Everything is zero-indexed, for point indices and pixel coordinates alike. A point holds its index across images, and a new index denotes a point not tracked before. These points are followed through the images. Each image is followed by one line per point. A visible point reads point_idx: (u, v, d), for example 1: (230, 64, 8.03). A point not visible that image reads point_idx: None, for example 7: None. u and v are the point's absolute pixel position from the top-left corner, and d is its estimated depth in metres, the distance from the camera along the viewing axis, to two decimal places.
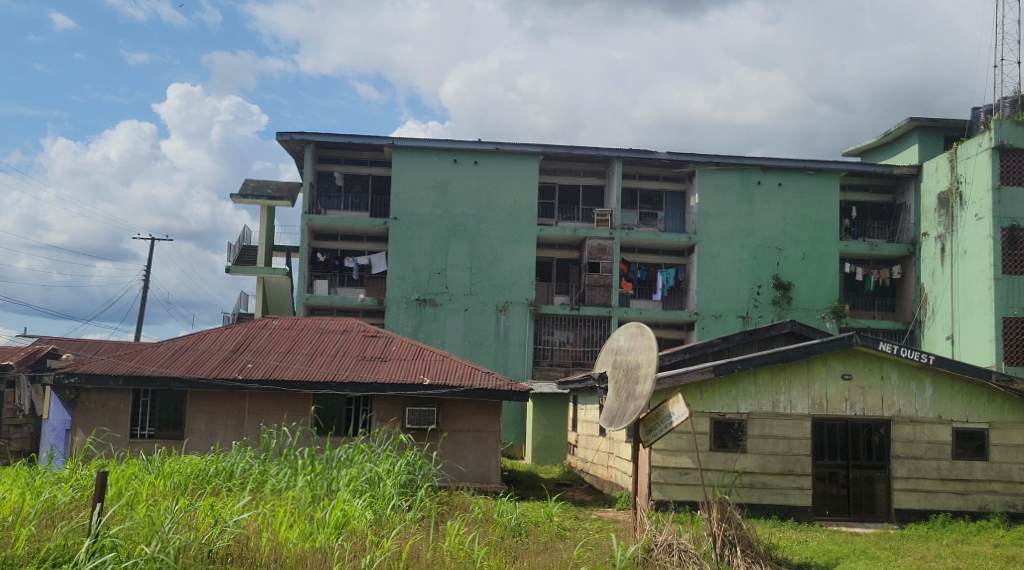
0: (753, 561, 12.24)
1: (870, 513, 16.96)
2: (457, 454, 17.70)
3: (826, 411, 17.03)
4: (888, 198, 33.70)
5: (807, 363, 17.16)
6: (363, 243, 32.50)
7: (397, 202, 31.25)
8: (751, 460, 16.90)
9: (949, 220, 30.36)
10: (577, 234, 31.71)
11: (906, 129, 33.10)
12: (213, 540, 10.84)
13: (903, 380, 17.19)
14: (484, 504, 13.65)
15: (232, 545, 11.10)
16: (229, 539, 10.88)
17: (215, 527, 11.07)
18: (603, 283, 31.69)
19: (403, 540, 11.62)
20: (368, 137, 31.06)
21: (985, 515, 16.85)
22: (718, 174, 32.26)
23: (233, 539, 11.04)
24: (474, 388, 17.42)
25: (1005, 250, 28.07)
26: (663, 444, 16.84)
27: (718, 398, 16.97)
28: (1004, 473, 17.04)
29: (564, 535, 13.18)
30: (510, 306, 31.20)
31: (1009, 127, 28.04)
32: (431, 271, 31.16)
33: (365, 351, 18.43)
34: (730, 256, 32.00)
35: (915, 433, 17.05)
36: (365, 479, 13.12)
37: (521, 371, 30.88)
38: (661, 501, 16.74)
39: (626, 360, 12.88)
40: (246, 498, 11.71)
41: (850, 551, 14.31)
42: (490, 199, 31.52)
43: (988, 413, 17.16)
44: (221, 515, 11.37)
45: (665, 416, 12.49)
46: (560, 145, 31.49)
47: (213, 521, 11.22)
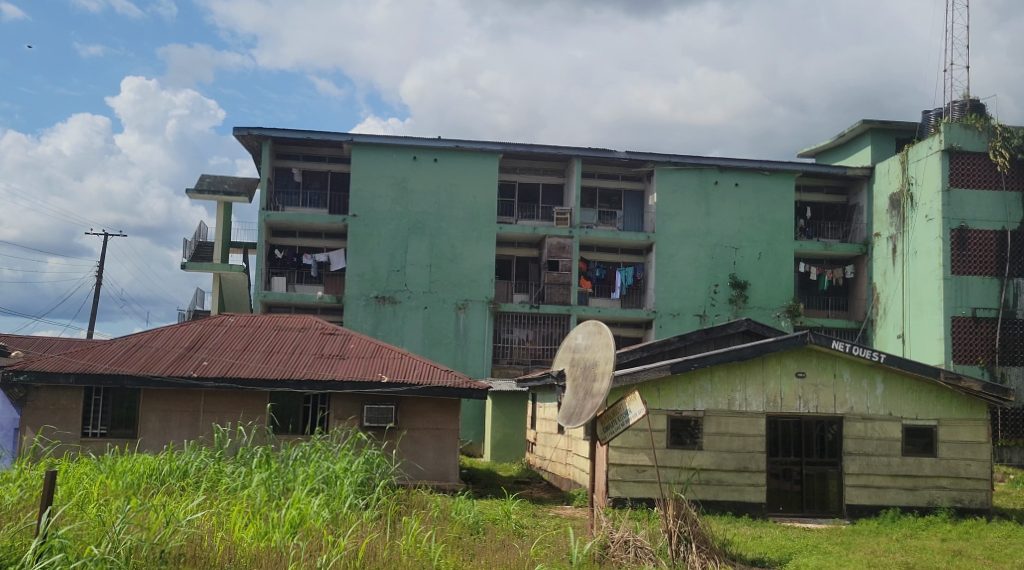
0: (708, 558, 12.46)
1: (822, 509, 17.27)
2: (416, 453, 17.81)
3: (780, 409, 17.32)
4: (842, 199, 34.24)
5: (762, 361, 17.43)
6: (321, 240, 32.44)
7: (356, 199, 31.25)
8: (707, 457, 17.13)
9: (900, 221, 30.89)
10: (537, 232, 31.87)
11: (859, 130, 33.61)
12: (165, 540, 10.83)
13: (855, 377, 17.53)
14: (442, 501, 13.74)
15: (186, 545, 11.12)
16: (182, 538, 10.88)
17: (167, 527, 11.06)
18: (562, 281, 31.91)
19: (359, 538, 11.67)
20: (326, 133, 31.01)
21: (933, 510, 17.23)
22: (675, 173, 32.55)
23: (186, 539, 11.06)
24: (432, 386, 17.51)
25: (954, 250, 28.57)
26: (620, 442, 17.03)
27: (674, 396, 17.19)
28: (952, 468, 17.41)
29: (522, 532, 13.31)
30: (469, 304, 31.30)
31: (958, 130, 28.55)
32: (390, 268, 31.18)
33: (323, 348, 18.45)
34: (687, 255, 32.32)
35: (866, 430, 17.39)
36: (321, 478, 13.15)
37: (479, 369, 31.02)
38: (618, 498, 16.93)
39: (584, 358, 13.04)
40: (199, 497, 11.72)
41: (803, 546, 14.57)
42: (449, 197, 31.59)
43: (937, 411, 17.55)
44: (174, 514, 11.38)
45: (621, 414, 12.66)
46: (519, 142, 31.63)
47: (165, 521, 11.21)
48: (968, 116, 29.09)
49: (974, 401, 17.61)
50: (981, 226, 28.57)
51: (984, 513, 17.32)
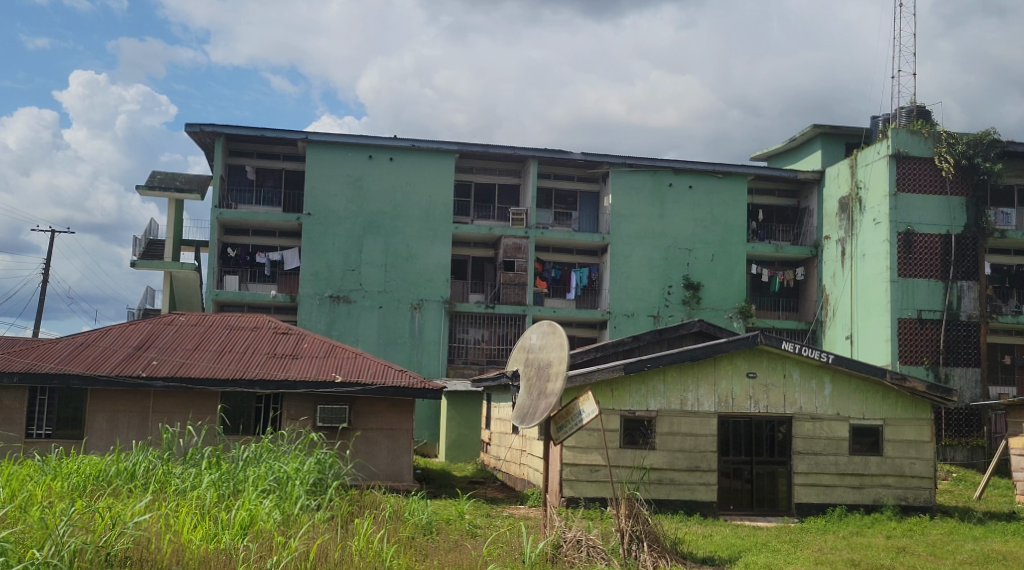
0: (659, 556, 12.64)
1: (772, 507, 17.53)
2: (369, 454, 17.85)
3: (731, 409, 17.57)
4: (793, 202, 34.74)
5: (713, 361, 17.67)
6: (275, 239, 32.30)
7: (311, 198, 31.18)
8: (660, 457, 17.34)
9: (849, 224, 31.38)
10: (492, 232, 32.01)
11: (809, 134, 34.14)
12: (111, 543, 10.78)
13: (804, 378, 17.83)
14: (394, 502, 13.80)
15: (132, 547, 11.06)
16: (128, 541, 10.84)
17: (113, 530, 11.03)
18: (518, 281, 32.07)
19: (311, 540, 11.70)
20: (280, 131, 30.89)
21: (879, 508, 17.58)
22: (630, 175, 32.79)
23: (132, 542, 11.01)
24: (387, 386, 17.56)
25: (901, 253, 29.02)
26: (574, 442, 17.18)
27: (628, 396, 17.36)
28: (897, 467, 17.78)
29: (475, 532, 13.41)
30: (424, 304, 31.34)
31: (905, 136, 29.06)
32: (345, 267, 31.14)
33: (276, 348, 18.43)
34: (641, 256, 32.59)
35: (815, 429, 17.69)
36: (272, 479, 13.12)
37: (434, 369, 31.10)
38: (572, 497, 17.09)
39: (538, 358, 13.15)
40: (146, 499, 11.68)
41: (753, 544, 14.80)
42: (404, 196, 31.61)
43: (883, 410, 17.91)
44: (120, 516, 11.33)
45: (574, 415, 12.78)
46: (474, 143, 31.74)
47: (111, 524, 11.16)
48: (914, 122, 29.65)
49: (918, 401, 18.01)
50: (927, 229, 29.15)
51: (927, 511, 17.70)
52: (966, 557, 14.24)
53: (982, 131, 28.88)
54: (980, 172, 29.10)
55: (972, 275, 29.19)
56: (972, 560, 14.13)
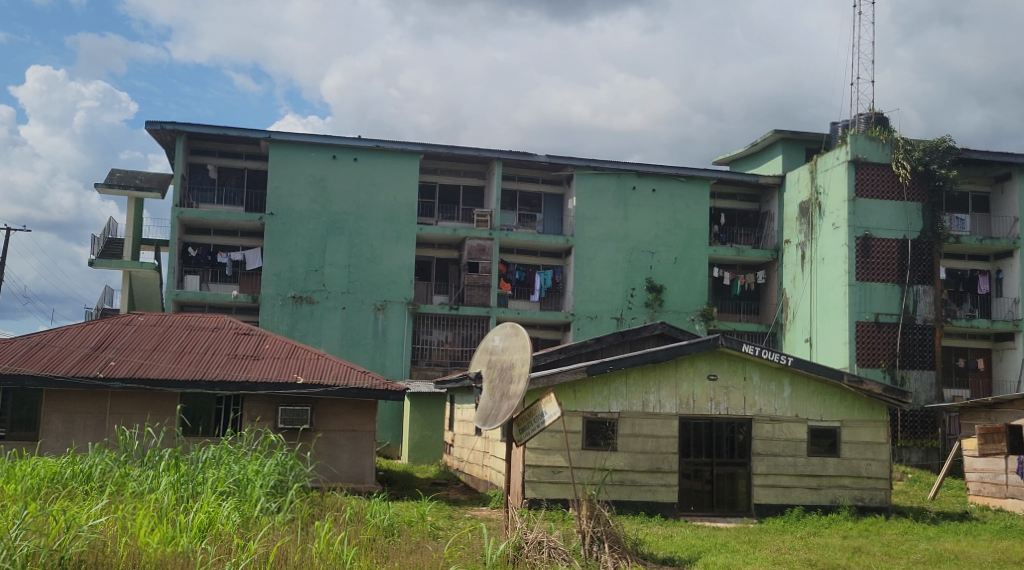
0: (620, 557, 12.75)
1: (731, 508, 17.73)
2: (331, 455, 17.86)
3: (692, 410, 17.75)
4: (754, 206, 35.09)
5: (674, 363, 17.84)
6: (237, 239, 32.18)
7: (273, 197, 31.03)
8: (621, 458, 17.49)
9: (809, 229, 31.75)
10: (456, 233, 32.11)
11: (770, 139, 34.54)
12: (65, 546, 10.73)
13: (764, 380, 18.04)
14: (356, 504, 13.84)
15: (87, 550, 11.00)
16: (82, 545, 10.79)
17: (68, 532, 10.98)
18: (482, 283, 32.16)
19: (270, 542, 11.72)
20: (243, 130, 30.77)
21: (836, 509, 17.83)
22: (594, 178, 32.96)
23: (87, 545, 10.97)
24: (349, 387, 17.59)
25: (859, 257, 29.40)
26: (536, 443, 17.30)
27: (589, 398, 17.49)
28: (854, 468, 18.05)
29: (437, 534, 13.45)
30: (388, 305, 31.36)
31: (864, 142, 29.48)
32: (308, 268, 31.06)
33: (237, 349, 18.39)
34: (605, 258, 32.77)
35: (774, 431, 17.92)
36: (231, 482, 13.08)
37: (397, 371, 31.14)
38: (534, 499, 17.19)
39: (501, 360, 13.22)
40: (101, 502, 11.65)
41: (711, 545, 14.97)
42: (368, 197, 31.59)
43: (840, 412, 18.18)
44: (75, 519, 11.28)
45: (537, 416, 12.74)
46: (439, 144, 31.80)
47: (65, 527, 11.11)
48: (873, 128, 30.07)
49: (875, 404, 18.29)
50: (884, 234, 29.56)
51: (883, 511, 17.98)
52: (919, 556, 14.47)
53: (938, 138, 29.36)
54: (936, 179, 29.54)
55: (928, 279, 29.61)
56: (925, 559, 14.37)
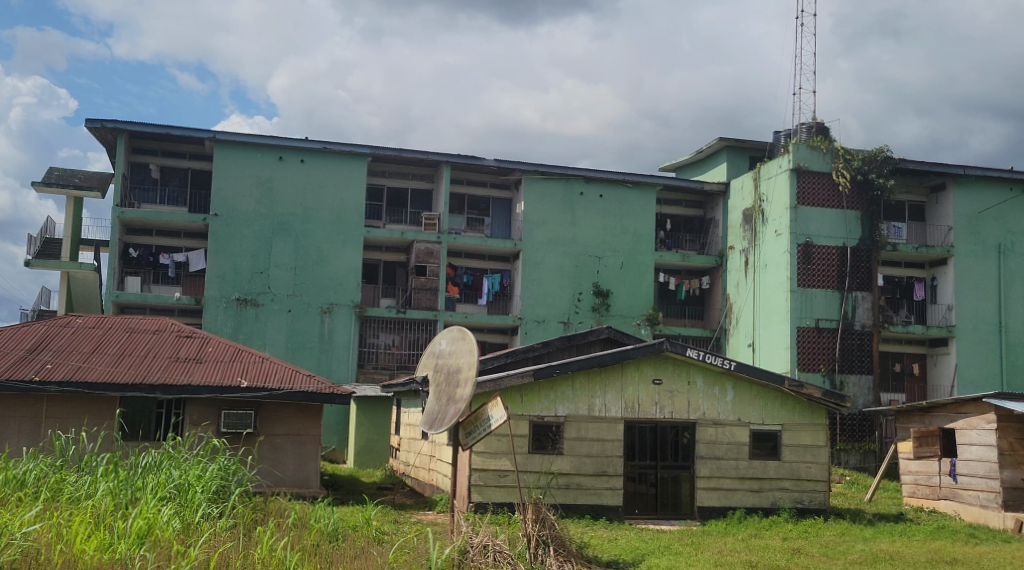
0: (565, 560, 12.87)
1: (675, 511, 18.01)
2: (275, 459, 17.83)
3: (637, 414, 17.97)
4: (699, 212, 35.55)
5: (620, 368, 18.04)
6: (180, 240, 31.91)
7: (218, 198, 30.82)
8: (567, 462, 17.64)
9: (752, 235, 32.22)
10: (404, 236, 32.13)
11: (715, 147, 35.10)
12: None
13: (707, 384, 18.32)
14: (300, 509, 13.83)
15: (20, 558, 10.94)
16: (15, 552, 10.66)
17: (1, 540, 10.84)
18: (429, 286, 32.23)
19: (211, 549, 11.69)
20: (186, 129, 30.52)
21: (776, 511, 18.17)
22: (543, 182, 33.14)
23: (20, 553, 10.86)
24: (294, 391, 17.56)
25: (800, 264, 29.86)
26: (483, 447, 17.42)
27: (536, 402, 17.63)
28: (794, 470, 18.40)
29: (382, 539, 13.45)
30: (334, 307, 31.29)
31: (805, 151, 30.02)
32: (253, 270, 30.87)
33: (179, 351, 18.28)
34: (553, 263, 32.97)
35: (717, 434, 18.20)
36: (172, 487, 12.95)
37: (343, 374, 31.09)
38: (480, 502, 17.30)
39: (447, 363, 13.28)
40: (36, 509, 11.51)
41: (655, 548, 15.18)
42: (315, 199, 31.50)
43: (781, 416, 18.51)
44: (8, 527, 11.13)
45: (483, 420, 12.81)
46: (387, 146, 31.81)
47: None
48: (814, 137, 30.62)
49: (815, 408, 18.64)
50: (825, 242, 30.09)
51: (822, 513, 18.34)
52: (856, 557, 14.81)
53: (877, 148, 30.04)
54: (874, 188, 30.19)
55: (866, 286, 30.19)
56: (862, 560, 14.68)
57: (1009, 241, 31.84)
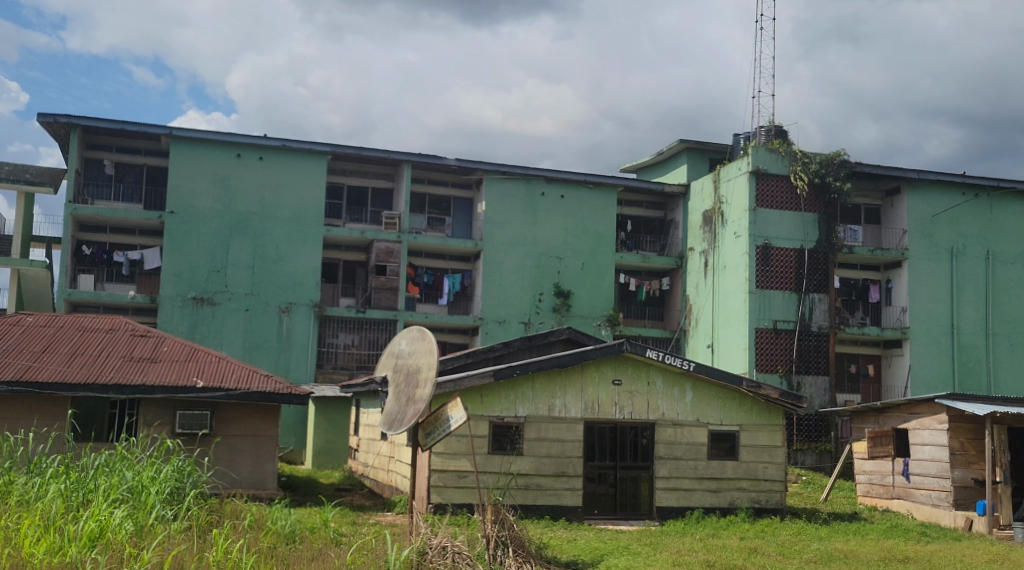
0: (524, 560, 12.85)
1: (634, 511, 18.11)
2: (231, 461, 17.69)
3: (597, 415, 17.99)
4: (660, 214, 35.73)
5: (580, 369, 18.06)
6: (135, 237, 31.62)
7: (174, 196, 30.47)
8: (526, 462, 17.64)
9: (711, 237, 32.41)
10: (364, 235, 32.02)
11: (675, 148, 35.31)
12: None
13: (666, 385, 18.39)
14: (257, 511, 13.71)
15: None
16: None
17: None
18: (389, 286, 32.14)
19: (165, 551, 11.56)
20: (142, 125, 30.18)
21: (733, 511, 18.29)
22: (504, 183, 33.13)
23: None
24: (251, 391, 17.43)
25: (759, 266, 30.08)
26: (442, 448, 17.38)
27: (496, 402, 17.60)
28: (751, 471, 18.54)
29: (340, 540, 13.36)
30: (293, 307, 31.09)
31: (764, 153, 30.25)
32: (210, 268, 30.59)
33: (133, 351, 18.06)
34: (514, 263, 32.97)
35: (676, 435, 18.29)
36: (125, 488, 12.77)
37: (302, 374, 30.90)
38: (440, 504, 17.26)
39: (406, 364, 13.18)
40: None
41: (614, 548, 15.21)
42: (274, 197, 31.29)
43: (739, 416, 18.63)
44: None
45: (442, 420, 12.73)
46: (347, 145, 31.65)
47: None
48: (773, 140, 30.87)
49: (772, 408, 18.79)
50: (783, 244, 30.33)
51: (778, 513, 18.50)
52: (811, 556, 14.94)
53: (833, 152, 30.36)
54: (831, 191, 30.56)
55: (823, 288, 30.48)
56: (817, 558, 14.81)
57: (961, 244, 32.26)
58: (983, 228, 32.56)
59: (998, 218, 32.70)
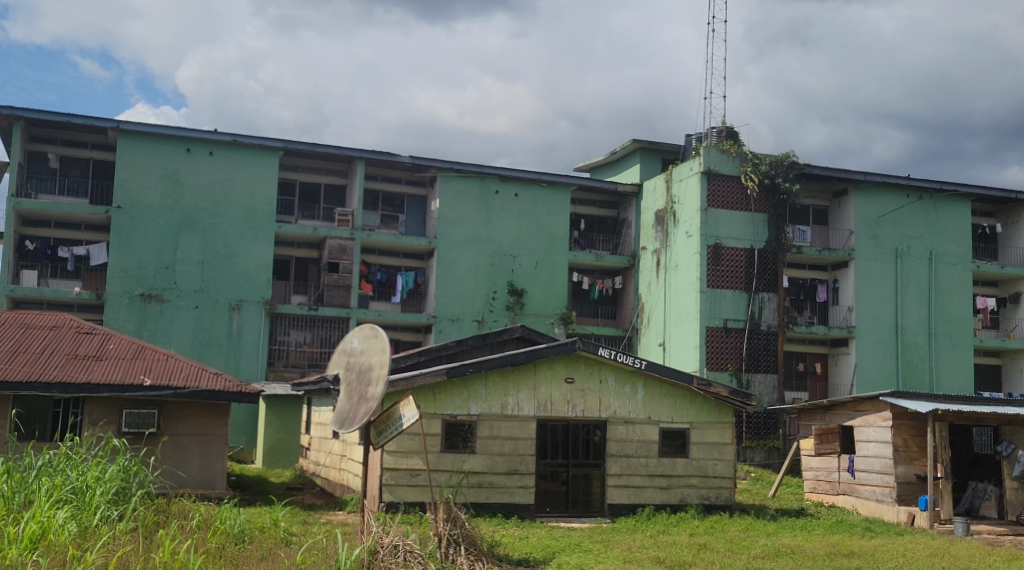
0: (476, 559, 12.84)
1: (585, 508, 18.22)
2: (179, 460, 17.54)
3: (550, 413, 18.03)
4: (612, 213, 35.84)
5: (533, 367, 18.08)
6: (81, 232, 31.18)
7: (122, 190, 30.07)
8: (479, 461, 17.66)
9: (663, 236, 32.63)
10: (316, 233, 31.84)
11: (628, 148, 35.51)
12: None
13: (618, 383, 18.48)
14: (205, 511, 13.58)
15: None
16: None
17: None
18: (342, 283, 32.04)
19: (109, 553, 11.43)
20: (88, 118, 29.76)
21: (684, 507, 18.44)
22: (457, 180, 33.09)
23: None
24: (200, 390, 17.27)
25: (710, 264, 30.31)
26: (394, 446, 17.33)
27: (449, 401, 17.58)
28: (701, 467, 18.70)
29: (290, 540, 13.28)
30: (243, 304, 30.84)
31: (715, 154, 30.51)
32: (158, 265, 30.24)
33: (78, 348, 17.79)
34: (467, 261, 32.95)
35: (628, 432, 18.38)
36: (69, 489, 12.58)
37: (252, 373, 30.66)
38: (392, 502, 17.23)
39: (359, 362, 13.11)
40: None
41: (566, 546, 15.26)
42: (224, 193, 31.00)
43: (690, 414, 18.78)
44: None
45: (395, 418, 12.67)
46: (299, 141, 31.42)
47: None
48: (724, 141, 31.15)
49: (722, 405, 18.95)
50: (733, 244, 30.61)
51: (728, 509, 18.71)
52: (759, 552, 15.09)
53: (783, 153, 30.70)
54: (780, 192, 30.90)
55: (772, 287, 30.80)
56: (765, 554, 14.95)
57: (906, 245, 32.75)
58: (928, 230, 33.11)
59: (942, 220, 33.27)
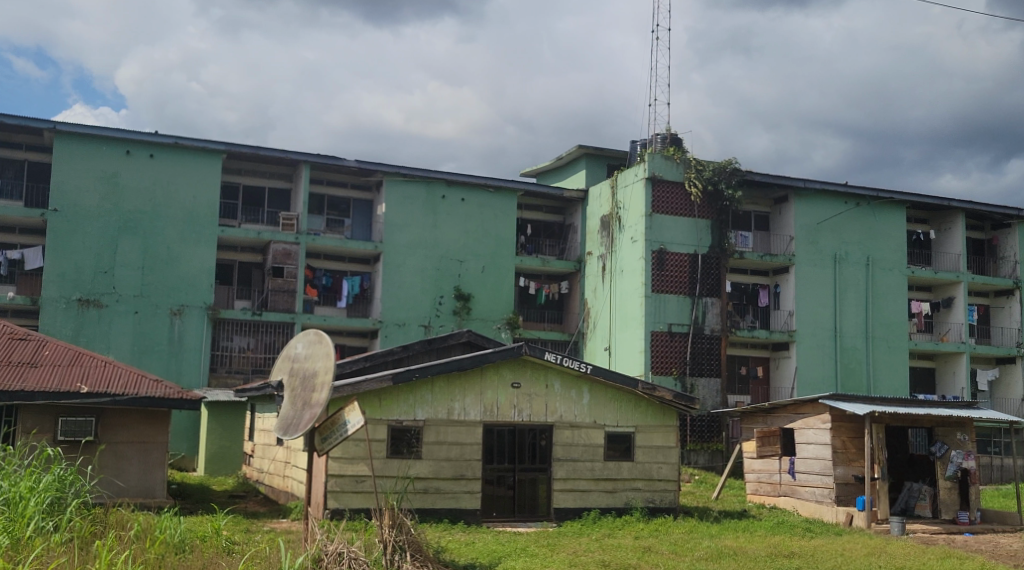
0: (421, 565, 12.77)
1: (532, 513, 18.17)
2: (118, 468, 17.28)
3: (496, 418, 18.01)
4: (559, 218, 35.99)
5: (480, 371, 18.04)
6: (15, 236, 30.59)
7: (59, 193, 29.55)
8: (424, 466, 17.56)
9: (609, 241, 32.79)
10: (260, 236, 31.54)
11: (574, 153, 35.65)
12: None
13: (564, 387, 18.50)
14: (144, 520, 13.38)
15: None
16: None
17: None
18: (287, 288, 31.77)
19: (41, 565, 11.22)
20: (24, 119, 29.22)
21: (629, 511, 18.53)
22: (403, 185, 32.94)
23: None
24: (139, 396, 17.03)
25: (655, 269, 30.50)
26: (340, 453, 17.20)
27: (394, 406, 17.49)
28: (646, 471, 18.81)
29: (232, 549, 13.13)
30: (185, 309, 30.48)
31: (659, 160, 30.76)
32: (97, 269, 29.73)
33: (12, 354, 17.40)
34: (413, 265, 32.83)
35: (574, 436, 18.42)
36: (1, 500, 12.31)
37: (195, 379, 30.29)
38: (337, 509, 17.10)
39: (303, 368, 12.98)
40: None
41: (512, 550, 15.26)
42: (165, 196, 30.59)
43: (635, 418, 18.88)
44: None
45: (340, 424, 12.57)
46: (243, 144, 31.12)
47: None
48: (668, 147, 31.44)
49: (666, 409, 19.08)
50: (677, 249, 30.84)
51: (671, 512, 18.85)
52: (702, 553, 15.18)
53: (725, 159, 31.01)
54: (723, 199, 31.17)
55: (715, 292, 31.07)
56: (707, 556, 15.05)
57: (845, 250, 33.24)
58: (868, 235, 33.65)
59: (880, 226, 33.83)
